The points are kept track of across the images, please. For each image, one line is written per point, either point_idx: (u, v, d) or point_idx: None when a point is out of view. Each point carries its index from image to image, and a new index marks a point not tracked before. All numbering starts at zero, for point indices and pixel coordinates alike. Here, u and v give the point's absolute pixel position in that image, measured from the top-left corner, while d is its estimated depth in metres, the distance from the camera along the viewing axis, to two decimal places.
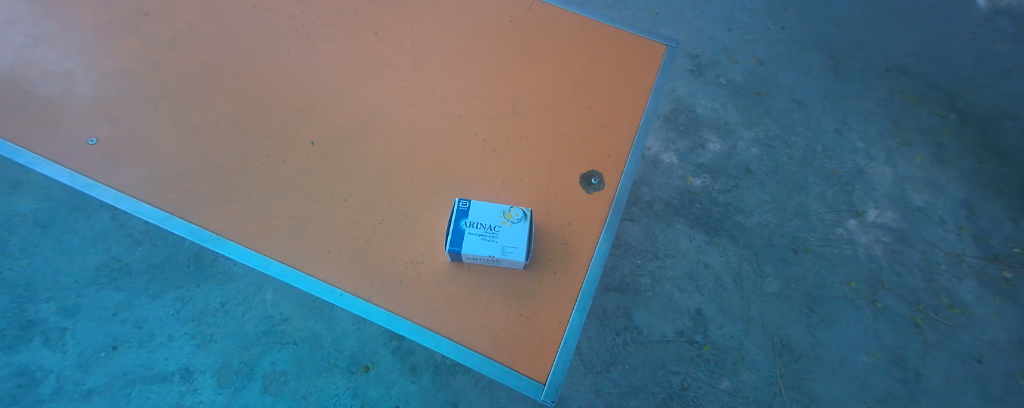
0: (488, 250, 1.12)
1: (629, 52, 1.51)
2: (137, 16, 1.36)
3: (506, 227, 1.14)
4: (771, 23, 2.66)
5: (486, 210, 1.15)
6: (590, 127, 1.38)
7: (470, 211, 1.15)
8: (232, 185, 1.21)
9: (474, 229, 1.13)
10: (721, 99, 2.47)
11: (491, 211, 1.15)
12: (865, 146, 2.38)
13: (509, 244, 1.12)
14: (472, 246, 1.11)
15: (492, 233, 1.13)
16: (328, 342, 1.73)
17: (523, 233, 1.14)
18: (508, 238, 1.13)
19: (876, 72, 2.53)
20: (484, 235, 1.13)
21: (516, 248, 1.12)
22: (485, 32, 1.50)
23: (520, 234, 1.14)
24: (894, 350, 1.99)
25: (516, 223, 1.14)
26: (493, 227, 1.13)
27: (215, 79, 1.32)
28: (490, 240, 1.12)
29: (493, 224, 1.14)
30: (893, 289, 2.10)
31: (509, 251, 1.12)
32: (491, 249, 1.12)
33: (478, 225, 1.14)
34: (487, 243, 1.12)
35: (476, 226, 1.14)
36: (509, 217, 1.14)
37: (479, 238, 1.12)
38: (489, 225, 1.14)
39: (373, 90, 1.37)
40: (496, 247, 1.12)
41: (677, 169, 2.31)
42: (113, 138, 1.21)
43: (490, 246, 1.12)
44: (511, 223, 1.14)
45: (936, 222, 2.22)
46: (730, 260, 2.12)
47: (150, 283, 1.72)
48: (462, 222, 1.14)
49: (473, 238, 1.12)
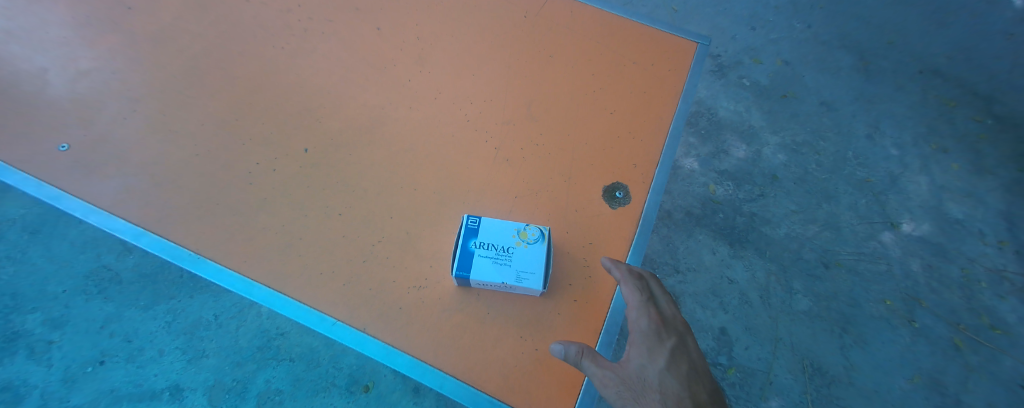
0: (501, 275, 1.00)
1: (657, 50, 1.38)
2: (131, 15, 1.28)
3: (521, 249, 1.02)
4: (797, 21, 2.49)
5: (498, 228, 1.04)
6: (614, 134, 1.25)
7: (479, 229, 1.04)
8: (215, 198, 1.11)
9: (485, 250, 1.02)
10: (744, 102, 2.32)
11: (504, 230, 1.04)
12: (899, 153, 2.22)
13: (525, 269, 1.01)
14: (483, 270, 1.00)
15: (505, 255, 1.01)
16: (326, 360, 1.61)
17: (540, 255, 1.02)
18: (523, 262, 1.01)
19: (910, 74, 2.36)
20: (497, 258, 1.01)
21: (532, 274, 1.01)
22: (498, 28, 1.37)
23: (537, 256, 1.02)
24: (933, 374, 1.84)
25: (533, 244, 1.02)
26: (507, 248, 1.02)
27: (206, 79, 1.23)
28: (503, 264, 1.01)
29: (507, 245, 1.02)
30: (931, 307, 1.94)
31: (524, 278, 1.00)
32: (504, 275, 1.00)
33: (490, 246, 1.02)
34: (499, 268, 1.00)
35: (487, 247, 1.02)
36: (525, 237, 1.03)
37: (491, 262, 1.01)
38: (502, 246, 1.02)
39: (374, 91, 1.26)
40: (509, 273, 1.00)
41: (698, 176, 2.16)
42: (84, 143, 1.14)
43: (503, 271, 1.00)
44: (526, 244, 1.02)
45: (976, 235, 2.05)
46: (756, 275, 1.97)
47: (140, 293, 1.61)
48: (470, 243, 1.02)
49: (484, 260, 1.01)
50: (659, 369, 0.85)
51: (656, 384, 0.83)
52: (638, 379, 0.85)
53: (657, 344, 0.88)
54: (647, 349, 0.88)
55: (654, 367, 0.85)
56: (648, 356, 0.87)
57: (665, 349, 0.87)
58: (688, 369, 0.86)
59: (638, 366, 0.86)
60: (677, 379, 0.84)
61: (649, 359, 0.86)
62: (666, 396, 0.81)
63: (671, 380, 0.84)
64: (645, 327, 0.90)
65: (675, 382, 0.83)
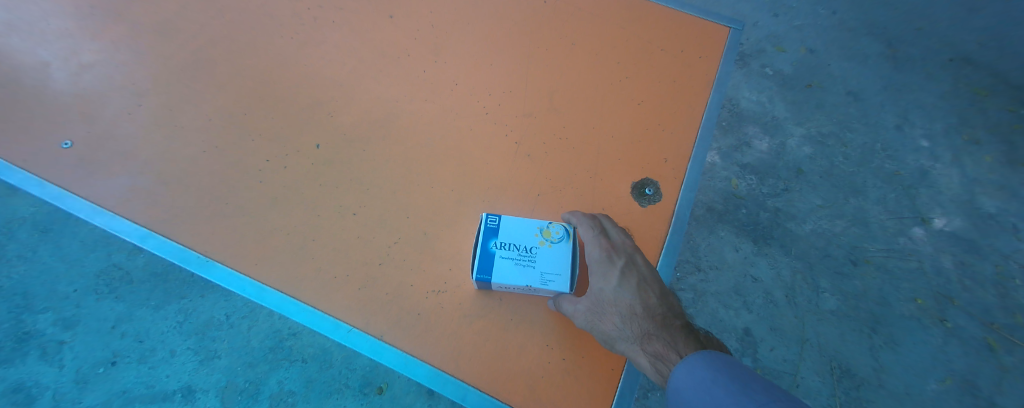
0: (524, 277, 1.03)
1: (687, 36, 1.41)
2: (134, 6, 1.34)
3: (545, 248, 1.04)
4: (822, 7, 2.18)
5: (521, 227, 1.05)
6: (642, 126, 1.29)
7: (499, 229, 1.05)
8: (224, 196, 1.19)
9: (507, 251, 1.04)
10: (768, 92, 2.03)
11: (527, 229, 1.05)
12: (929, 145, 1.97)
13: (550, 271, 1.03)
14: (505, 273, 1.02)
15: (529, 256, 1.04)
16: (339, 360, 1.53)
17: (564, 256, 1.04)
18: (547, 264, 1.04)
19: (940, 62, 2.07)
20: (519, 259, 1.03)
21: (557, 277, 1.03)
22: (517, 15, 1.40)
23: (561, 257, 1.04)
24: (966, 376, 1.70)
25: (557, 243, 1.04)
26: (530, 248, 1.04)
27: (231, 85, 1.28)
28: (527, 266, 1.03)
29: (530, 245, 1.04)
30: (964, 306, 1.78)
31: (549, 280, 1.03)
32: (528, 278, 1.02)
33: (513, 247, 1.04)
34: (523, 270, 1.03)
35: (510, 248, 1.04)
36: (549, 236, 1.05)
37: (514, 263, 1.03)
38: (525, 247, 1.04)
39: (386, 84, 1.31)
40: (534, 275, 1.03)
41: (719, 170, 1.93)
42: (89, 140, 1.22)
43: (527, 274, 1.03)
44: (550, 244, 1.04)
45: (1010, 230, 1.85)
46: (781, 273, 1.81)
47: (151, 292, 1.54)
48: (492, 244, 1.03)
49: (505, 262, 1.03)
50: (614, 288, 1.01)
51: (612, 299, 1.01)
52: (597, 299, 1.02)
53: (610, 267, 1.04)
54: (603, 274, 1.03)
55: (608, 286, 1.02)
56: (603, 278, 1.03)
57: (617, 269, 1.03)
58: (637, 279, 1.03)
59: (597, 289, 1.03)
60: (627, 291, 1.01)
61: (604, 280, 1.03)
62: (621, 307, 1.00)
63: (622, 294, 1.01)
64: (598, 254, 1.05)
65: (626, 293, 1.01)
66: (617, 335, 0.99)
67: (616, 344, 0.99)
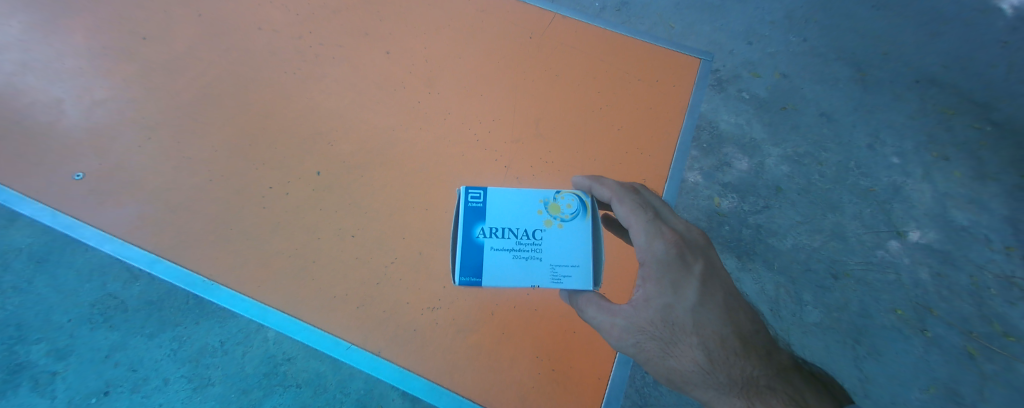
0: (531, 272, 0.83)
1: (660, 67, 1.52)
2: (144, 45, 1.41)
3: (553, 231, 0.86)
4: (793, 34, 2.28)
5: (517, 206, 0.87)
6: (622, 150, 1.38)
7: (487, 212, 0.86)
8: (229, 222, 1.25)
9: (506, 240, 0.84)
10: (745, 115, 2.13)
11: (528, 208, 0.87)
12: (901, 162, 2.06)
13: (563, 263, 0.84)
14: (506, 270, 0.82)
15: (534, 243, 0.85)
16: (333, 385, 1.53)
17: (577, 237, 0.86)
18: (558, 252, 0.85)
19: (906, 84, 2.16)
20: (523, 250, 0.84)
21: (572, 268, 0.84)
22: (506, 49, 1.50)
23: (573, 239, 0.86)
24: (948, 384, 1.76)
25: (569, 221, 0.86)
26: (534, 232, 0.85)
27: (235, 118, 1.35)
28: (533, 259, 0.84)
29: (534, 228, 0.86)
30: (943, 315, 1.84)
31: (563, 273, 0.84)
32: (536, 274, 0.83)
33: (513, 234, 0.85)
34: (528, 264, 0.84)
35: (509, 235, 0.85)
36: (556, 212, 0.87)
37: (516, 256, 0.84)
38: (529, 232, 0.85)
39: (382, 114, 1.38)
40: (543, 268, 0.84)
41: (702, 189, 2.01)
42: (100, 172, 1.27)
43: (534, 268, 0.84)
44: (559, 224, 0.86)
45: (982, 241, 1.93)
46: (765, 287, 1.88)
47: (145, 321, 1.55)
48: (479, 231, 0.83)
49: (505, 255, 0.83)
50: (693, 309, 0.86)
51: (692, 325, 0.85)
52: (670, 322, 0.85)
53: (685, 277, 0.88)
54: (675, 286, 0.87)
55: (684, 304, 0.86)
56: (676, 293, 0.87)
57: (694, 281, 0.88)
58: (719, 298, 0.89)
59: (667, 306, 0.86)
60: (712, 314, 0.86)
61: (678, 296, 0.86)
62: (705, 338, 0.85)
63: (711, 319, 0.86)
64: (664, 255, 0.89)
65: (710, 318, 0.86)
66: (701, 376, 0.83)
67: (697, 386, 0.83)
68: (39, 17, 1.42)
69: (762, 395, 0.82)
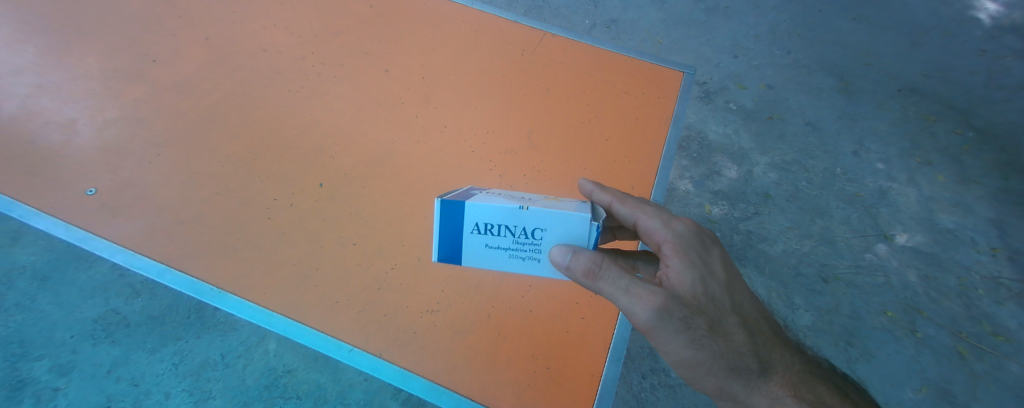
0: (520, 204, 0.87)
1: (645, 81, 1.59)
2: (155, 67, 1.48)
3: (546, 198, 0.94)
4: (777, 47, 2.37)
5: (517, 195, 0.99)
6: (611, 158, 1.45)
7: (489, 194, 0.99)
8: (236, 233, 1.29)
9: (502, 194, 0.93)
10: (733, 125, 2.21)
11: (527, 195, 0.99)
12: (885, 167, 2.12)
13: (553, 205, 0.88)
14: (496, 199, 0.87)
15: (527, 198, 0.92)
16: (333, 396, 1.55)
17: (568, 202, 0.92)
18: (548, 202, 0.90)
19: (888, 93, 2.24)
20: (515, 198, 0.91)
21: (560, 207, 0.87)
22: (499, 66, 1.57)
23: (566, 202, 0.92)
24: (940, 384, 1.78)
25: (562, 198, 0.95)
26: (529, 196, 0.94)
27: (242, 134, 1.40)
28: (523, 200, 0.89)
29: (530, 196, 0.95)
30: (933, 316, 1.88)
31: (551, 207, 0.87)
32: (524, 204, 0.87)
33: (509, 193, 0.94)
34: (518, 201, 0.89)
35: (505, 193, 0.94)
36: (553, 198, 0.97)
37: (508, 197, 0.90)
38: (524, 195, 0.94)
39: (382, 128, 1.44)
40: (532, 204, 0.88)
41: (693, 197, 2.08)
42: (111, 187, 1.32)
43: (523, 202, 0.88)
44: (553, 198, 0.95)
45: (968, 243, 1.97)
46: (757, 291, 1.93)
47: (147, 336, 1.57)
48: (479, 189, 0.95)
49: (498, 196, 0.90)
50: (726, 287, 0.94)
51: (728, 303, 0.93)
52: (711, 298, 0.91)
53: (713, 258, 0.96)
54: (708, 265, 0.94)
55: (718, 283, 0.93)
56: (710, 271, 0.94)
57: (721, 261, 0.97)
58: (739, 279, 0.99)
59: (704, 283, 0.92)
60: (739, 294, 0.96)
61: (712, 275, 0.94)
62: (739, 316, 0.93)
63: (740, 302, 0.95)
64: (692, 237, 0.97)
65: (738, 297, 0.95)
66: (741, 352, 0.90)
67: (739, 363, 0.90)
68: (52, 42, 1.48)
69: (784, 370, 0.94)
